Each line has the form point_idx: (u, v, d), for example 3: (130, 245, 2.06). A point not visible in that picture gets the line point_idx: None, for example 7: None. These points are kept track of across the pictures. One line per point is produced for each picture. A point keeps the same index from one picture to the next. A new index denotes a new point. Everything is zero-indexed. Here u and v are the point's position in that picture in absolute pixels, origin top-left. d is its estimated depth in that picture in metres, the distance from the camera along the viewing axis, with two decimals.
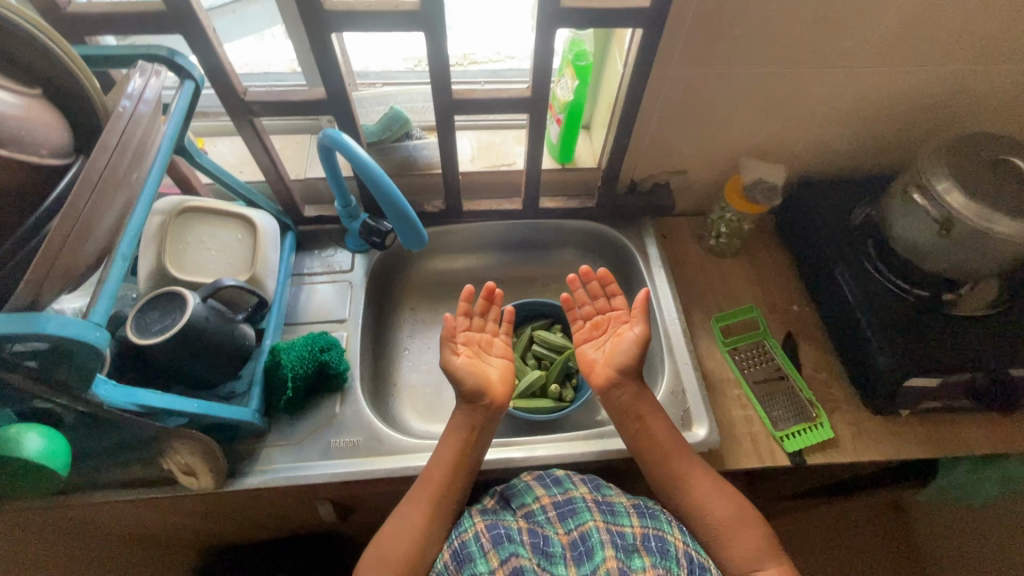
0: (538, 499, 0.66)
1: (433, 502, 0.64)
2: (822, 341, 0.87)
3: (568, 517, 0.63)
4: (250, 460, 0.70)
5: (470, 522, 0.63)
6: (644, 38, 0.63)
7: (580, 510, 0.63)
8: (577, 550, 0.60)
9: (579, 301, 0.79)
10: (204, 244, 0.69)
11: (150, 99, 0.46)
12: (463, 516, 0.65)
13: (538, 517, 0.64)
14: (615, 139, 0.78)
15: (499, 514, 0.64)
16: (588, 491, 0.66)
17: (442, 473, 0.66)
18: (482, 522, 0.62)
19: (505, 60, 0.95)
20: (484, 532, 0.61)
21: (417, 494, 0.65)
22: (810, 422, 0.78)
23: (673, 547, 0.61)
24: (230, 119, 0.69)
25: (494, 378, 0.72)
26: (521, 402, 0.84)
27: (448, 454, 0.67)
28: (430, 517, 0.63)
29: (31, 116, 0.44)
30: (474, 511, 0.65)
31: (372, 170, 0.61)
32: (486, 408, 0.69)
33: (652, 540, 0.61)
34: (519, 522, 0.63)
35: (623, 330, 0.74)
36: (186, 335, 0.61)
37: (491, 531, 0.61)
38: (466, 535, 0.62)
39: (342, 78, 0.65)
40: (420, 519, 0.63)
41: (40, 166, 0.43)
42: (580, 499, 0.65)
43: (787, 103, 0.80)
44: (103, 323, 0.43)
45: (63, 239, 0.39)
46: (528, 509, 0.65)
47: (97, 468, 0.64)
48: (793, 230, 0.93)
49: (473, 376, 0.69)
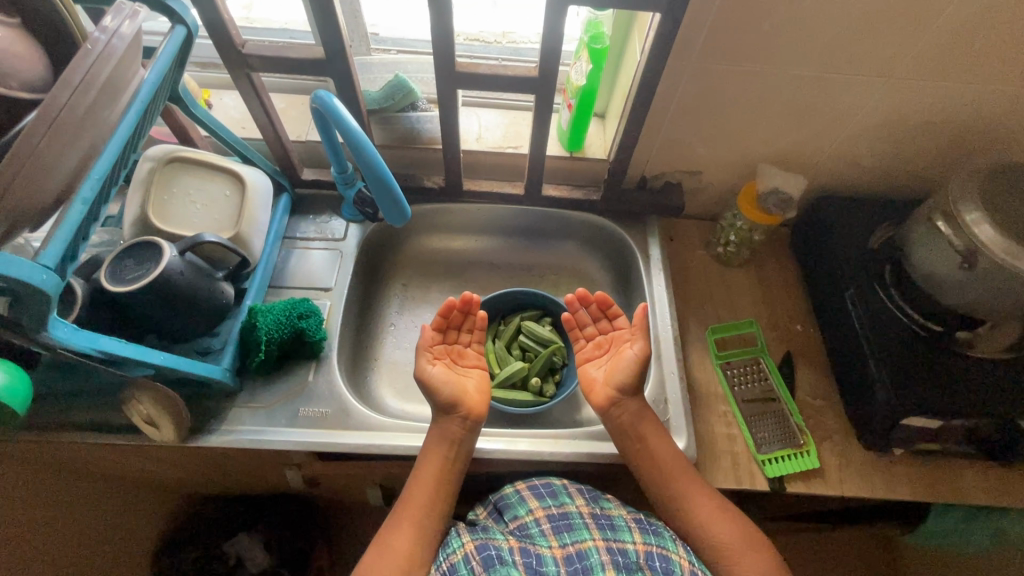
0: (532, 512, 0.65)
1: (416, 524, 0.62)
2: (821, 366, 0.83)
3: (564, 531, 0.62)
4: (217, 418, 0.69)
5: (458, 542, 0.62)
6: (661, 24, 0.59)
7: (576, 527, 0.62)
8: (573, 565, 0.58)
9: (580, 322, 0.77)
10: (191, 196, 0.67)
11: (126, 33, 0.44)
12: (450, 534, 0.64)
13: (532, 530, 0.62)
14: (625, 130, 0.74)
15: (489, 532, 0.63)
16: (584, 505, 0.65)
17: (425, 491, 0.64)
18: (472, 543, 0.61)
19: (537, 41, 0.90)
20: (474, 553, 0.59)
21: (401, 513, 0.63)
22: (796, 449, 0.74)
23: (678, 566, 0.59)
24: (227, 71, 0.67)
25: (470, 390, 0.71)
26: (499, 392, 0.82)
27: (431, 472, 0.65)
28: (416, 541, 0.61)
29: (2, 46, 0.43)
30: (463, 530, 0.64)
31: (357, 138, 0.59)
32: (463, 420, 0.68)
33: (656, 558, 0.59)
34: (510, 542, 0.60)
35: (623, 349, 0.72)
36: (161, 287, 0.60)
37: (481, 553, 0.59)
38: (455, 558, 0.60)
39: (341, 38, 0.62)
40: (406, 544, 0.60)
41: (8, 100, 0.42)
42: (577, 514, 0.64)
43: (815, 110, 0.75)
44: (51, 266, 0.42)
45: (13, 176, 0.37)
46: (523, 523, 0.64)
47: (65, 410, 0.64)
48: (807, 246, 0.88)
49: (447, 387, 0.69)
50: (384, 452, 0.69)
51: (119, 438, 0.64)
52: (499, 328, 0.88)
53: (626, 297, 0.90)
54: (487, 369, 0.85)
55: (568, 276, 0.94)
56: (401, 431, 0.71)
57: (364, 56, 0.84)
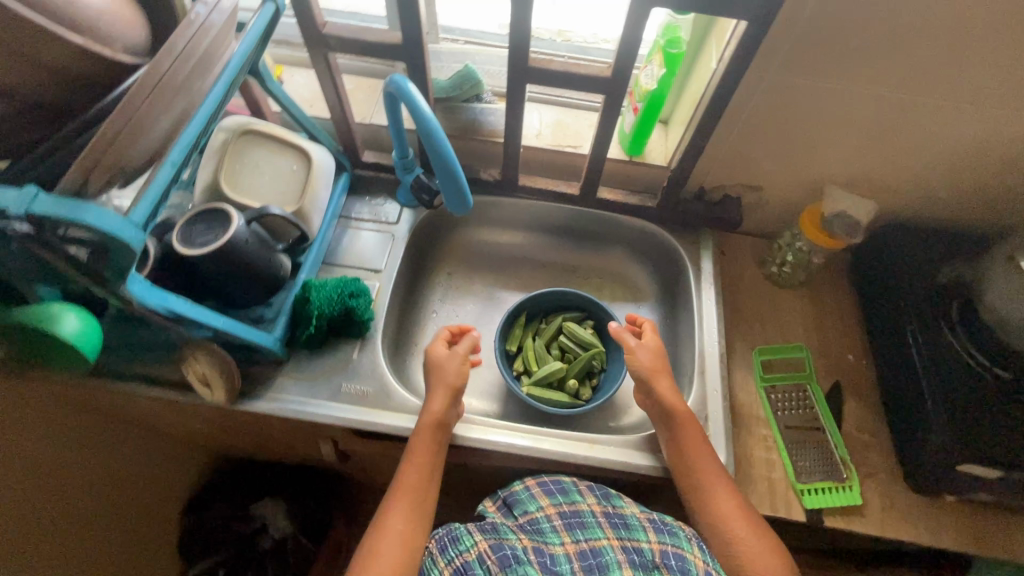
0: (543, 508, 0.65)
1: (414, 505, 0.63)
2: (871, 400, 0.80)
3: (576, 529, 0.62)
4: (263, 385, 0.72)
5: (470, 540, 0.59)
6: (748, 32, 0.57)
7: (589, 525, 0.62)
8: (586, 561, 0.58)
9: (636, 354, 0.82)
10: (260, 168, 0.70)
11: (225, 6, 0.46)
12: (459, 529, 0.62)
13: (543, 526, 0.62)
14: (693, 138, 0.72)
15: (500, 531, 0.61)
16: (596, 503, 0.65)
17: (420, 473, 0.65)
18: (485, 542, 0.59)
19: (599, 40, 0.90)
20: (488, 553, 0.57)
21: (396, 495, 0.63)
22: (839, 483, 0.72)
23: (693, 564, 0.58)
24: (306, 49, 0.68)
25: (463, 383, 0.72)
26: (537, 390, 0.81)
27: (424, 453, 0.66)
28: (414, 522, 0.62)
29: (111, 9, 0.44)
30: (474, 528, 0.61)
31: (429, 125, 0.60)
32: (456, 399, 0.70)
33: (670, 556, 0.58)
34: (523, 542, 0.59)
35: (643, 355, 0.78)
36: (226, 253, 0.62)
37: (497, 552, 0.57)
38: (469, 556, 0.58)
39: (419, 24, 0.63)
40: (405, 526, 0.61)
41: (111, 61, 0.44)
42: (588, 513, 0.64)
43: (895, 133, 0.72)
44: (140, 224, 0.44)
45: (113, 136, 0.39)
46: (533, 519, 0.64)
47: (129, 362, 0.68)
48: (867, 274, 0.85)
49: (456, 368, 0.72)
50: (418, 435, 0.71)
51: (173, 394, 0.68)
52: (539, 326, 0.87)
53: (672, 309, 0.88)
54: (524, 367, 0.84)
55: (613, 281, 0.94)
56: None
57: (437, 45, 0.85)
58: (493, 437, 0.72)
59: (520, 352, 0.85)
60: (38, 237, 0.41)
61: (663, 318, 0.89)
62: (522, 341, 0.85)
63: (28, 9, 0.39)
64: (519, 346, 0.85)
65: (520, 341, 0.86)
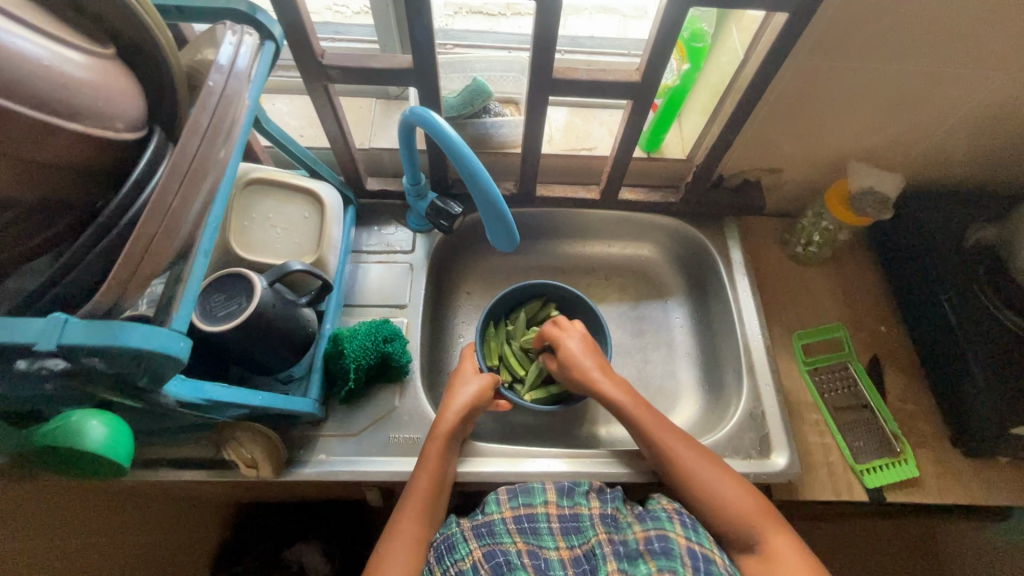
0: (546, 505, 0.62)
1: (426, 511, 0.61)
2: (909, 368, 0.81)
3: (571, 534, 0.60)
4: (306, 449, 0.67)
5: (466, 548, 0.59)
6: (787, 26, 0.54)
7: (584, 528, 0.60)
8: (580, 567, 0.57)
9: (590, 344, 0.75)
10: (270, 220, 0.64)
11: (241, 66, 0.40)
12: (455, 535, 0.61)
13: (540, 526, 0.60)
14: (721, 134, 0.70)
15: (496, 534, 0.60)
16: (596, 505, 0.62)
17: (430, 475, 0.62)
18: (479, 550, 0.58)
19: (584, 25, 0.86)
20: (482, 561, 0.57)
21: (408, 502, 0.61)
22: (895, 458, 0.73)
23: (676, 545, 0.56)
24: (303, 82, 0.61)
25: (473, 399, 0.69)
26: (537, 394, 0.79)
27: (436, 452, 0.64)
28: (425, 522, 0.61)
29: (107, 83, 0.38)
30: (469, 533, 0.60)
31: (467, 159, 0.55)
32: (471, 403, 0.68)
33: (654, 540, 0.57)
34: (519, 544, 0.58)
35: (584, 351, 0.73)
36: (254, 323, 0.57)
37: (490, 560, 0.56)
38: (463, 565, 0.57)
39: (432, 46, 0.57)
40: (418, 527, 0.61)
41: (114, 144, 0.38)
42: (586, 516, 0.61)
43: (919, 106, 0.70)
44: (183, 331, 0.38)
45: (147, 243, 0.34)
46: (532, 515, 0.61)
47: (154, 445, 0.63)
48: (889, 244, 0.85)
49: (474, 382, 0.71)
50: (482, 479, 0.68)
51: (210, 474, 0.63)
52: (507, 328, 0.83)
53: (703, 301, 0.86)
54: (512, 375, 0.80)
55: (636, 279, 0.91)
56: (499, 457, 0.70)
57: (444, 54, 0.80)
58: (546, 465, 0.69)
59: (502, 362, 0.81)
60: (76, 369, 0.35)
61: (695, 311, 0.88)
62: (499, 350, 0.81)
63: (18, 102, 0.32)
64: (500, 356, 0.81)
65: (498, 352, 0.81)
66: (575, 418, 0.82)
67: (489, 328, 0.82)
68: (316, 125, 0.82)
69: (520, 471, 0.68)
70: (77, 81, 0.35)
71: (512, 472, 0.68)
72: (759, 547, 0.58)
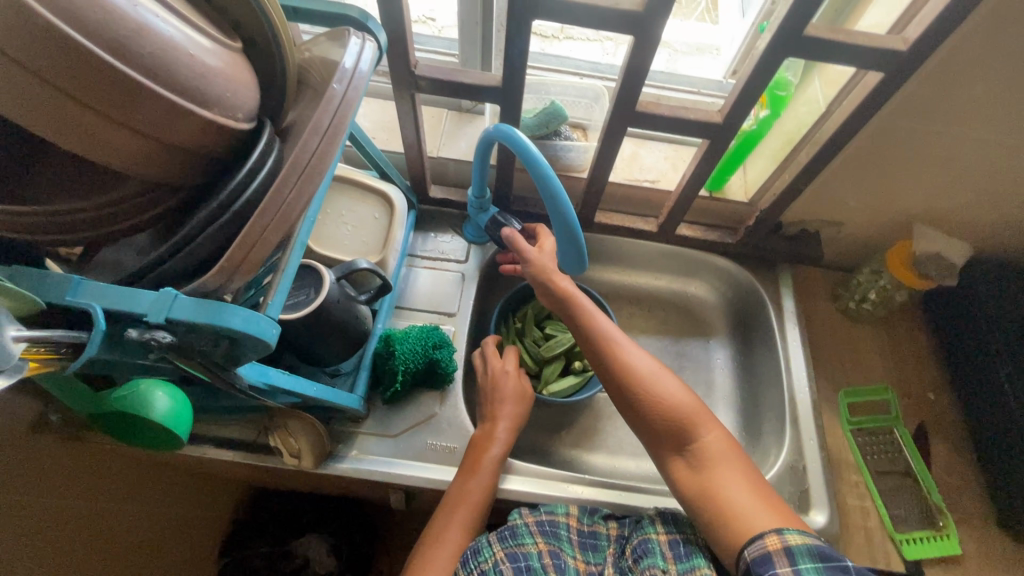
0: (567, 515, 0.61)
1: (473, 522, 0.61)
2: (956, 441, 0.79)
3: (589, 550, 0.59)
4: (344, 444, 0.68)
5: (489, 551, 0.57)
6: (879, 84, 0.55)
7: (601, 548, 0.60)
8: None
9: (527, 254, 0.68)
10: (343, 218, 0.67)
11: (362, 72, 0.41)
12: (480, 540, 0.59)
13: (560, 534, 0.59)
14: (792, 181, 0.70)
15: (519, 534, 0.58)
16: (614, 526, 0.63)
17: (482, 486, 0.63)
18: (503, 551, 0.56)
19: (658, 61, 0.88)
20: (505, 561, 0.55)
21: (455, 511, 0.61)
22: (936, 532, 0.71)
23: (656, 544, 0.56)
24: (392, 89, 0.64)
25: (515, 415, 0.69)
26: (555, 386, 0.79)
27: (489, 464, 0.64)
28: (470, 531, 0.61)
29: (234, 75, 0.40)
30: (493, 536, 0.58)
31: (550, 184, 0.56)
32: (519, 419, 0.69)
33: (637, 546, 0.57)
34: (540, 545, 0.57)
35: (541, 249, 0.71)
36: (319, 315, 0.58)
37: (513, 561, 0.55)
38: (486, 566, 0.55)
39: (523, 68, 0.59)
40: (461, 533, 0.60)
41: (233, 133, 0.40)
42: (604, 535, 0.61)
43: (997, 178, 0.69)
44: (276, 319, 0.40)
45: (262, 229, 0.35)
46: (554, 521, 0.60)
47: (203, 422, 0.64)
48: (946, 310, 0.83)
49: (520, 400, 0.71)
50: (515, 497, 0.68)
51: (252, 458, 0.64)
52: (517, 326, 0.84)
53: (747, 345, 0.86)
54: (529, 372, 0.81)
55: (681, 315, 0.91)
56: (530, 477, 0.69)
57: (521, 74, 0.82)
58: (577, 492, 0.68)
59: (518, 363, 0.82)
60: (176, 344, 0.37)
61: (738, 354, 0.87)
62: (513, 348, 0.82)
63: (157, 84, 0.34)
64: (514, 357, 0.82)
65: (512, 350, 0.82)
66: (606, 447, 0.82)
67: (501, 327, 0.83)
68: (388, 129, 0.84)
69: (548, 495, 0.68)
70: (212, 71, 0.37)
71: (542, 494, 0.68)
72: (696, 451, 0.56)
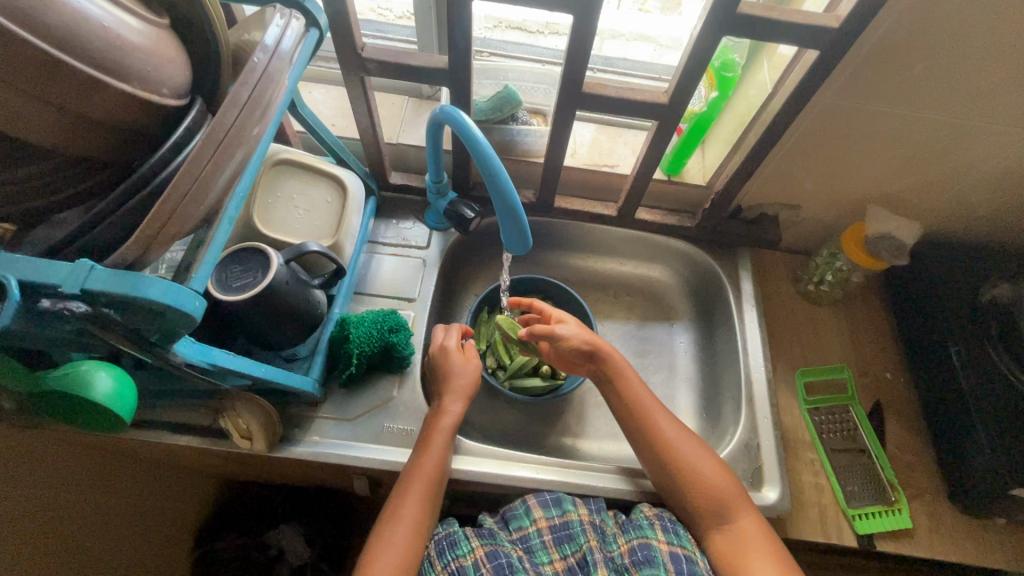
0: (535, 522, 0.61)
1: (426, 498, 0.61)
2: (911, 419, 0.80)
3: (564, 543, 0.59)
4: (300, 428, 0.68)
5: (467, 545, 0.59)
6: (816, 62, 0.55)
7: (575, 536, 0.60)
8: None
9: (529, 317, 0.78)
10: (293, 202, 0.67)
11: (285, 48, 0.42)
12: (456, 533, 0.61)
13: (533, 542, 0.60)
14: (743, 162, 0.70)
15: (496, 537, 0.60)
16: (586, 513, 0.62)
17: (433, 463, 0.63)
18: (481, 548, 0.58)
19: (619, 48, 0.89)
20: (485, 560, 0.57)
21: (411, 483, 0.61)
22: (888, 507, 0.71)
23: (658, 553, 0.57)
24: (341, 73, 0.64)
25: (467, 386, 0.69)
26: (515, 382, 0.80)
27: (440, 438, 0.65)
28: (426, 505, 0.61)
29: (158, 51, 0.40)
30: (471, 532, 0.61)
31: (491, 164, 0.56)
32: (465, 396, 0.69)
33: (638, 550, 0.58)
34: (517, 549, 0.59)
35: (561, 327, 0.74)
36: (266, 297, 0.58)
37: (492, 560, 0.56)
38: (465, 561, 0.57)
39: (467, 49, 0.59)
40: (418, 507, 0.60)
41: (158, 108, 0.40)
42: (577, 523, 0.61)
43: (941, 159, 0.71)
44: (200, 293, 0.40)
45: (178, 200, 0.35)
46: (524, 535, 0.61)
47: (155, 408, 0.64)
48: (900, 291, 0.85)
49: (469, 370, 0.71)
50: (469, 478, 0.68)
51: (206, 442, 0.64)
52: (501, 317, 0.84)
53: (708, 328, 0.86)
54: (498, 361, 0.82)
55: (644, 300, 0.92)
56: (490, 458, 0.70)
57: (479, 60, 0.82)
58: (535, 473, 0.69)
59: (490, 351, 0.83)
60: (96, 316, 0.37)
61: (699, 336, 0.87)
62: (488, 336, 0.83)
63: (71, 57, 0.34)
64: (489, 342, 0.83)
65: (487, 337, 0.83)
66: (568, 430, 0.83)
67: (483, 313, 0.84)
68: (348, 116, 0.84)
69: (507, 476, 0.68)
70: (132, 46, 0.37)
71: (501, 475, 0.68)
72: (729, 524, 0.60)
